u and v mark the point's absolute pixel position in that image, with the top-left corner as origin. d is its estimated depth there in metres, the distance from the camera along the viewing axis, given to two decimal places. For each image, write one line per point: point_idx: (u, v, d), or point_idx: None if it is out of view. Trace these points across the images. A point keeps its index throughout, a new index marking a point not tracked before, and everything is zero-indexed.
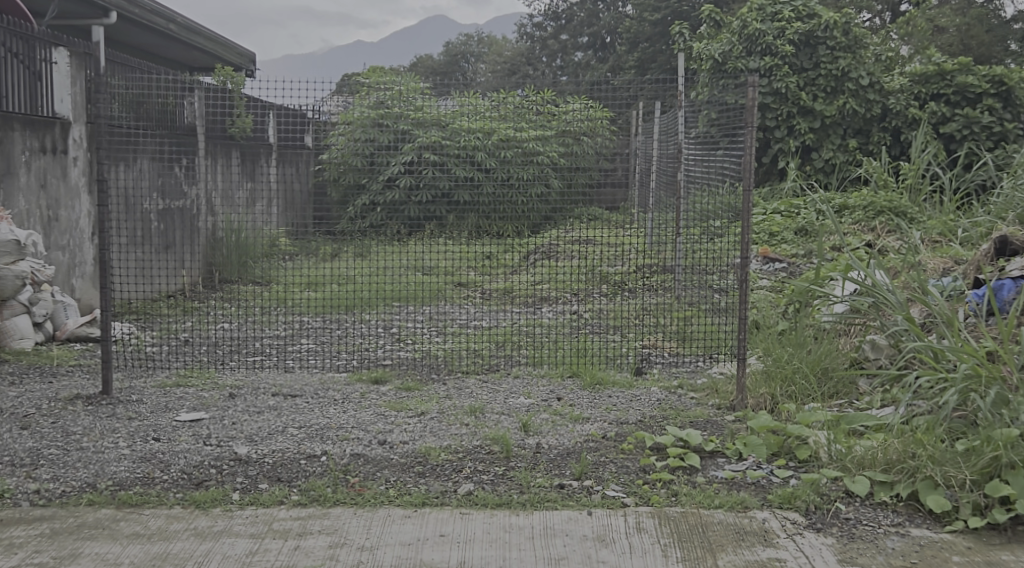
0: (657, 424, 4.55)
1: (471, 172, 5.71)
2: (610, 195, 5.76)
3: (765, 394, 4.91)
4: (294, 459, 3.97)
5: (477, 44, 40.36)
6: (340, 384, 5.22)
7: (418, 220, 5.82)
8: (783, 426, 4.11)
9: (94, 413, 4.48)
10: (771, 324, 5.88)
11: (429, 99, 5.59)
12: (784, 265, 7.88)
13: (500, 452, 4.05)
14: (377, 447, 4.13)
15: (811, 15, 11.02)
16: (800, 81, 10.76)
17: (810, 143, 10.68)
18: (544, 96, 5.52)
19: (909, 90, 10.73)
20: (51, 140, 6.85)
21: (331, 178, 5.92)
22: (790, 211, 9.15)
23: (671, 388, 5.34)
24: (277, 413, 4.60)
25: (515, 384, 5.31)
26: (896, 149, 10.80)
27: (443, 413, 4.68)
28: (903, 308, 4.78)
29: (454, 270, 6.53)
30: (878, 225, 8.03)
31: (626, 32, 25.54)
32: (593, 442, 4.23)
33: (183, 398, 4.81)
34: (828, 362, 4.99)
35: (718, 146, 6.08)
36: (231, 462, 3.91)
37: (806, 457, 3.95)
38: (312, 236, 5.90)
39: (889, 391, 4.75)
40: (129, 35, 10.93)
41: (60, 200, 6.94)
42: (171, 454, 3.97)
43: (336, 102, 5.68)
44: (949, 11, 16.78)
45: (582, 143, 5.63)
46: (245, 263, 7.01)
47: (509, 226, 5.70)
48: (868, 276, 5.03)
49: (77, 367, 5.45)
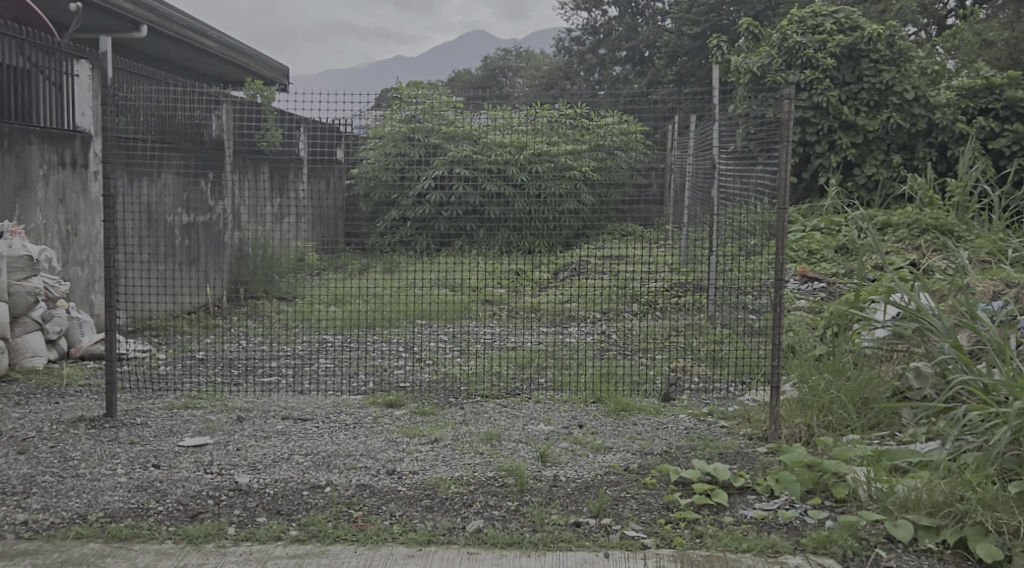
0: (684, 456, 4.29)
1: (499, 187, 5.55)
2: (645, 212, 5.57)
3: (801, 424, 4.62)
4: (296, 489, 3.77)
5: (515, 58, 40.25)
6: (353, 408, 5.02)
7: (447, 235, 5.65)
8: (818, 460, 3.82)
9: (95, 437, 4.32)
10: (808, 348, 5.58)
11: (460, 113, 5.36)
12: (823, 284, 7.57)
13: (514, 486, 3.81)
14: (385, 478, 3.92)
15: (854, 27, 10.71)
16: (842, 95, 10.44)
17: (851, 159, 10.34)
18: (578, 109, 5.28)
19: (956, 104, 10.36)
20: (71, 154, 6.75)
21: (361, 195, 5.73)
22: (830, 228, 8.83)
23: (700, 416, 5.07)
24: (285, 439, 4.41)
25: (535, 410, 5.07)
26: (942, 165, 10.42)
27: (458, 440, 4.45)
28: (950, 334, 4.56)
29: (480, 285, 6.39)
30: (923, 244, 7.69)
31: (664, 46, 25.30)
32: (614, 476, 3.99)
33: (189, 421, 4.63)
34: (869, 392, 4.71)
35: (756, 160, 5.80)
36: (230, 492, 3.72)
37: (844, 496, 3.67)
38: (341, 251, 5.66)
39: (935, 423, 4.48)
40: (159, 48, 10.89)
41: (79, 214, 6.85)
42: (169, 483, 3.79)
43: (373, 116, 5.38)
44: (998, 24, 16.38)
45: (616, 157, 5.38)
46: (270, 278, 6.50)
47: (541, 241, 5.49)
48: (912, 299, 4.78)
49: (86, 387, 5.30)
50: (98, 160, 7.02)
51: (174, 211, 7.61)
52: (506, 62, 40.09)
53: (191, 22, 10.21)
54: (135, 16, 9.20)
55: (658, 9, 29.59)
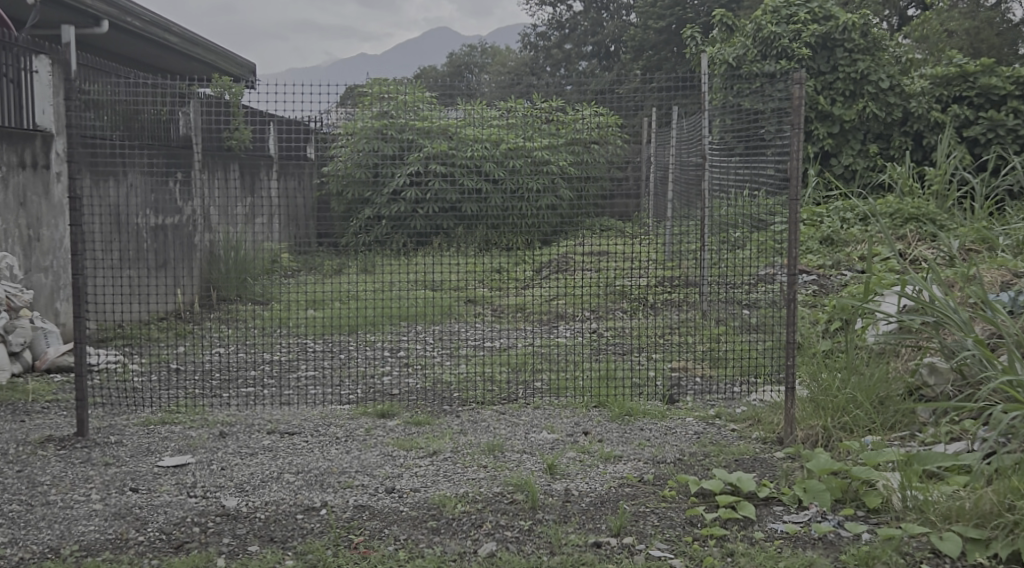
0: (699, 464, 4.06)
1: (478, 182, 5.28)
2: (623, 207, 5.21)
3: (816, 426, 4.39)
4: (289, 513, 3.49)
5: (481, 54, 39.99)
6: (342, 419, 4.72)
7: (425, 234, 5.31)
8: (846, 467, 3.64)
9: (65, 459, 3.99)
10: (813, 345, 5.36)
11: (434, 108, 5.03)
12: (814, 277, 7.27)
13: (526, 502, 3.56)
14: (383, 497, 3.65)
15: (828, 16, 10.50)
16: (817, 86, 10.26)
17: (829, 149, 10.16)
18: (551, 105, 5.00)
19: (930, 92, 10.15)
20: (31, 154, 6.39)
21: (335, 191, 5.42)
22: (812, 220, 8.48)
23: (708, 418, 4.84)
24: (272, 455, 4.11)
25: (536, 417, 4.81)
26: (918, 154, 10.26)
27: (458, 452, 4.18)
28: (968, 327, 4.29)
29: (463, 285, 6.03)
30: (908, 233, 7.36)
31: (631, 40, 25.17)
32: (629, 488, 3.75)
33: (168, 439, 4.31)
34: (883, 390, 4.47)
35: (734, 152, 5.83)
36: (217, 518, 3.42)
37: (877, 506, 3.49)
38: (315, 251, 5.28)
39: (957, 422, 4.23)
40: (120, 44, 10.47)
41: (41, 218, 6.48)
42: (149, 510, 3.48)
43: (340, 114, 5.16)
44: (959, 14, 16.38)
45: (592, 151, 5.14)
46: (244, 281, 6.21)
47: (520, 239, 5.18)
48: (927, 290, 4.50)
49: (54, 404, 4.95)
50: (61, 160, 6.65)
51: (142, 213, 7.18)
52: (472, 57, 39.79)
53: (155, 17, 9.86)
54: (95, 12, 8.82)
55: (623, 3, 29.52)
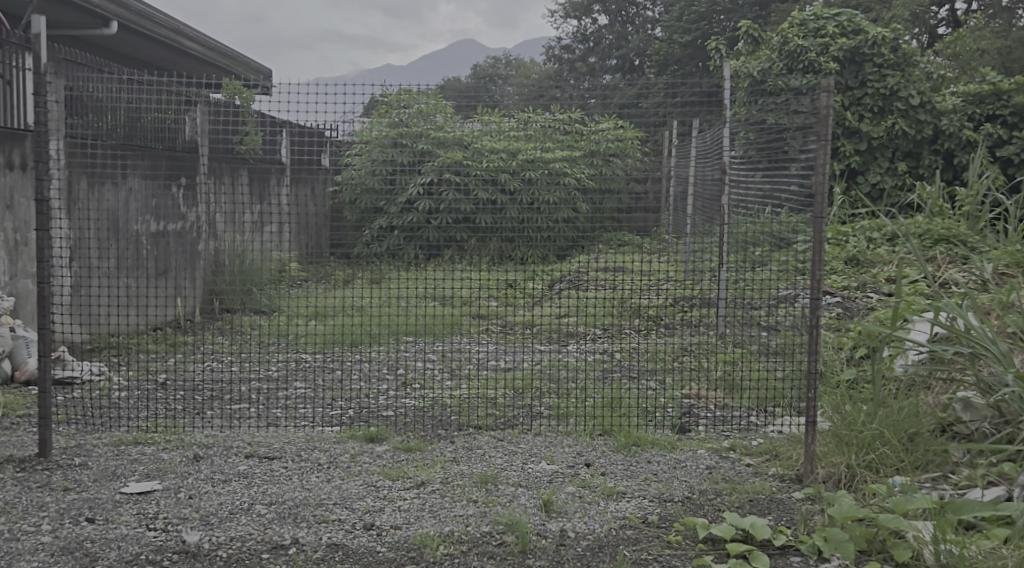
0: (709, 503, 3.72)
1: (493, 193, 4.84)
2: (643, 220, 4.78)
3: (840, 464, 4.02)
4: (255, 551, 3.17)
5: (504, 66, 39.77)
6: (328, 443, 4.41)
7: (438, 246, 4.79)
8: (871, 515, 3.27)
9: (22, 483, 3.71)
10: (836, 375, 5.00)
11: (450, 117, 4.74)
12: (838, 299, 6.91)
13: (515, 545, 3.25)
14: (360, 534, 3.33)
15: (856, 30, 10.11)
16: (844, 101, 9.87)
17: (856, 166, 9.74)
18: (571, 116, 4.72)
19: (962, 110, 9.72)
20: (20, 155, 6.16)
21: (348, 200, 4.88)
22: (837, 239, 8.07)
23: (721, 451, 4.48)
24: (246, 483, 3.81)
25: (536, 445, 4.48)
26: (948, 173, 9.76)
27: (448, 484, 3.85)
28: (1008, 360, 3.95)
29: (471, 299, 5.61)
30: (939, 255, 6.93)
31: (656, 54, 24.83)
32: (631, 530, 3.41)
33: (137, 461, 4.02)
34: (913, 425, 4.08)
35: (757, 168, 5.48)
36: (175, 556, 3.11)
37: (907, 560, 3.13)
38: (326, 261, 4.87)
39: (995, 465, 3.84)
40: (131, 45, 10.25)
41: (29, 221, 6.23)
42: (101, 544, 3.18)
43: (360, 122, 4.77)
44: (990, 33, 15.91)
45: (612, 164, 4.87)
46: (247, 290, 5.72)
47: (535, 252, 4.75)
48: (963, 318, 4.14)
49: (24, 419, 4.68)
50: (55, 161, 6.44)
51: (141, 219, 6.88)
52: (495, 69, 39.61)
53: (173, 24, 9.77)
54: (104, 12, 8.60)
55: (648, 17, 29.18)
